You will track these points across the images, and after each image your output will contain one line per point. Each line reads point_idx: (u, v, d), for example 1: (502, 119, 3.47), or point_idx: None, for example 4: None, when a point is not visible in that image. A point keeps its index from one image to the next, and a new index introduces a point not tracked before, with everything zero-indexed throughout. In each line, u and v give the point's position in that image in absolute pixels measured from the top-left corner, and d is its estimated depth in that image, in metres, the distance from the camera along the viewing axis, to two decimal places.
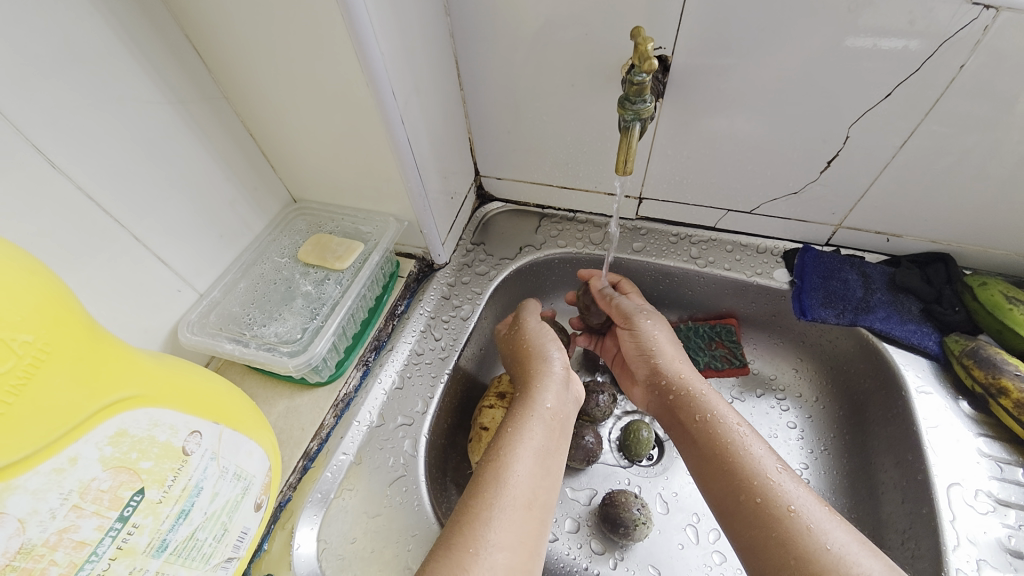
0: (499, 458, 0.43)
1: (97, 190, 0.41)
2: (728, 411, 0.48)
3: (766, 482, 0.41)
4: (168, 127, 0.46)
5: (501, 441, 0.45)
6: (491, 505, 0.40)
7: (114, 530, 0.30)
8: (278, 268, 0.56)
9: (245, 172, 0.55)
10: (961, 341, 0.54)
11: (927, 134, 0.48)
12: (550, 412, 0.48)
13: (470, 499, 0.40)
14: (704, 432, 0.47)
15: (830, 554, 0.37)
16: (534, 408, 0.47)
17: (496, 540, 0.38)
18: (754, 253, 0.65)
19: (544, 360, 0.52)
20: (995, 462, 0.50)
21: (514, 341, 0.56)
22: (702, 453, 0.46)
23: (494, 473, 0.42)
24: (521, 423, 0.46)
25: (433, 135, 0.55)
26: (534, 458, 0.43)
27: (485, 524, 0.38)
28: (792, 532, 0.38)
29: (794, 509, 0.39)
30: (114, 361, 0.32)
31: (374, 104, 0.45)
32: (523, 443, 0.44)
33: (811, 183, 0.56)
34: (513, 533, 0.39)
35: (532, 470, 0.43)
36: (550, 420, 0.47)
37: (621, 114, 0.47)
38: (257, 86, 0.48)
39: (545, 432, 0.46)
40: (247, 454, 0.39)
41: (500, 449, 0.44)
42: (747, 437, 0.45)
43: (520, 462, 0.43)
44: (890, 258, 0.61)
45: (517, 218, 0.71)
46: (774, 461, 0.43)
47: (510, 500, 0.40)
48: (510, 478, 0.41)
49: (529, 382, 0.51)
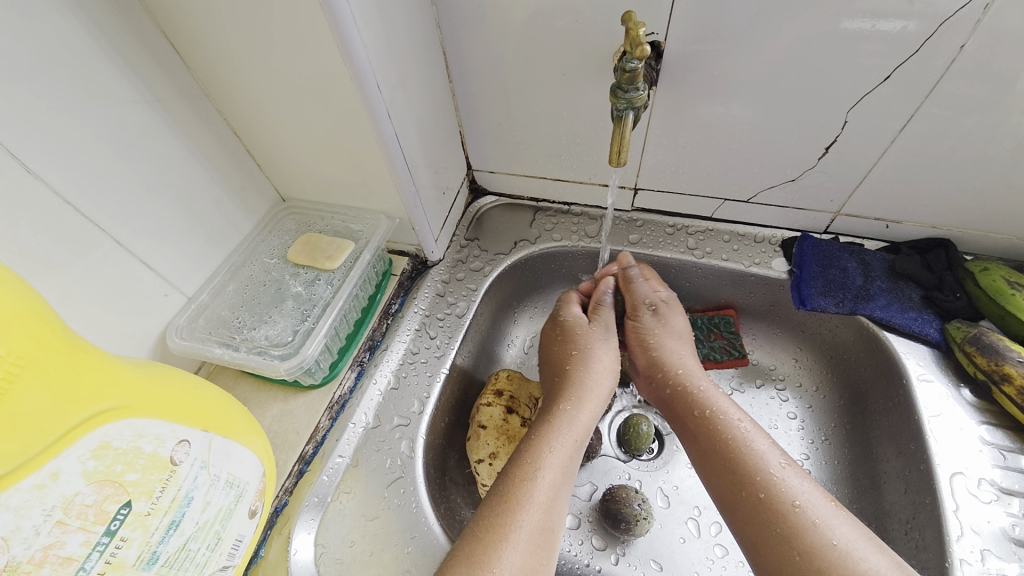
0: (530, 477, 0.42)
1: (75, 196, 0.40)
2: (731, 407, 0.47)
3: (769, 477, 0.41)
4: (149, 129, 0.45)
5: (532, 456, 0.44)
6: (517, 527, 0.39)
7: (101, 545, 0.30)
8: (267, 270, 0.55)
9: (231, 172, 0.54)
10: (962, 328, 0.53)
11: (927, 118, 0.47)
12: (583, 432, 0.47)
13: (495, 513, 0.40)
14: (707, 430, 0.46)
15: (836, 551, 0.36)
16: (572, 427, 0.47)
17: (516, 561, 0.37)
18: (751, 242, 0.64)
19: (588, 378, 0.51)
20: (997, 451, 0.49)
21: (568, 328, 0.56)
22: (702, 449, 0.46)
23: (524, 493, 0.41)
24: (554, 441, 0.45)
25: (422, 129, 0.54)
26: (559, 481, 0.43)
27: (510, 545, 0.38)
28: (797, 528, 0.38)
29: (798, 504, 0.39)
30: (93, 373, 0.31)
31: (360, 99, 0.44)
32: (552, 464, 0.43)
33: (809, 170, 0.55)
34: (531, 555, 0.38)
35: (556, 495, 0.42)
36: (578, 443, 0.46)
37: (614, 104, 0.45)
38: (238, 82, 0.47)
39: (573, 454, 0.45)
40: (239, 461, 0.38)
41: (531, 465, 0.43)
42: (750, 433, 0.44)
43: (547, 484, 0.42)
44: (889, 245, 0.60)
45: (511, 212, 0.70)
46: (778, 457, 0.43)
47: (533, 524, 0.40)
48: (537, 500, 0.41)
49: (568, 397, 0.49)
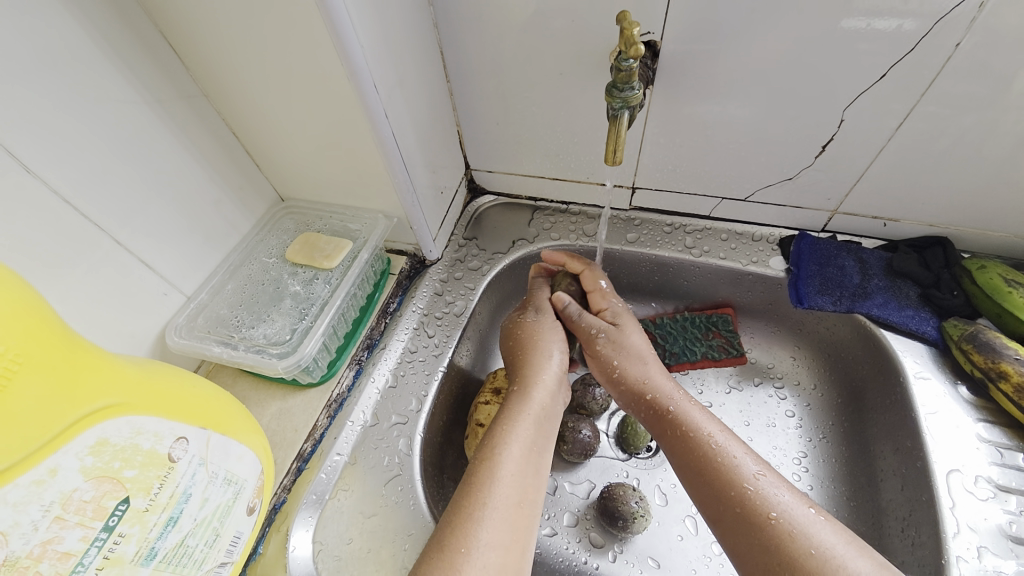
0: (491, 456, 0.42)
1: (74, 195, 0.40)
2: (704, 419, 0.47)
3: (746, 490, 0.41)
4: (148, 129, 0.45)
5: (494, 436, 0.44)
6: (485, 505, 0.39)
7: (100, 540, 0.30)
8: (265, 269, 0.56)
9: (230, 172, 0.54)
10: (959, 326, 0.53)
11: (923, 116, 0.47)
12: (541, 409, 0.48)
13: (463, 497, 0.40)
14: (681, 443, 0.46)
15: (814, 560, 0.36)
16: (527, 405, 0.47)
17: (487, 540, 0.38)
18: (749, 241, 0.64)
19: (546, 359, 0.52)
20: (994, 448, 0.49)
21: (518, 331, 0.55)
22: (677, 462, 0.46)
23: (488, 471, 0.41)
24: (513, 421, 0.45)
25: (419, 128, 0.54)
26: (522, 456, 0.43)
27: (477, 524, 0.38)
28: (776, 540, 0.38)
29: (775, 516, 0.39)
30: (92, 370, 0.31)
31: (357, 99, 0.44)
32: (515, 441, 0.44)
33: (807, 169, 0.55)
34: (502, 531, 0.39)
35: (521, 469, 0.42)
36: (537, 421, 0.47)
37: (610, 103, 0.45)
38: (236, 83, 0.47)
39: (533, 430, 0.46)
40: (237, 458, 0.39)
41: (493, 445, 0.43)
42: (725, 445, 0.44)
43: (512, 461, 0.42)
44: (887, 243, 0.60)
45: (509, 211, 0.70)
46: (754, 466, 0.43)
47: (503, 500, 0.40)
48: (503, 477, 0.41)
49: (524, 379, 0.50)
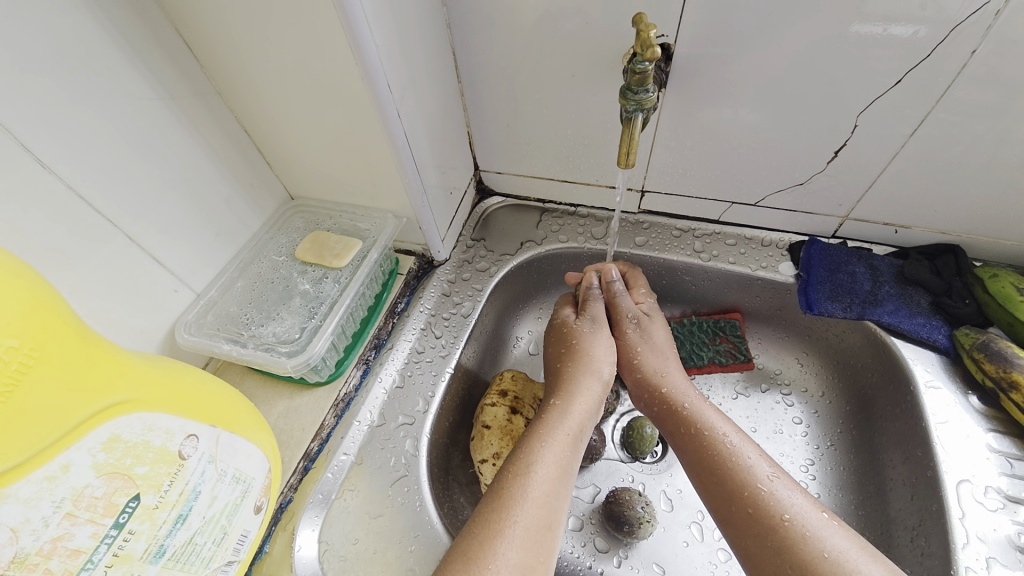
0: (524, 473, 0.42)
1: (89, 190, 0.40)
2: (719, 419, 0.47)
3: (758, 491, 0.41)
4: (161, 125, 0.45)
5: (527, 453, 0.44)
6: (513, 523, 0.39)
7: (109, 538, 0.30)
8: (275, 267, 0.56)
9: (241, 170, 0.54)
10: (971, 335, 0.53)
11: (937, 123, 0.47)
12: (578, 428, 0.47)
13: (490, 512, 0.40)
14: (694, 444, 0.46)
15: (828, 562, 0.36)
16: (564, 422, 0.47)
17: (514, 559, 0.37)
18: (758, 246, 0.64)
19: (585, 375, 0.51)
20: (1004, 458, 0.49)
21: (568, 337, 0.55)
22: (692, 464, 0.46)
23: (518, 489, 0.41)
24: (545, 436, 0.45)
25: (430, 128, 0.54)
26: (553, 475, 0.43)
27: (505, 541, 0.38)
28: (788, 542, 0.38)
29: (788, 518, 0.39)
30: (105, 366, 0.31)
31: (370, 98, 0.44)
32: (548, 459, 0.43)
33: (818, 175, 0.55)
34: (530, 551, 0.38)
35: (551, 487, 0.42)
36: (571, 438, 0.46)
37: (623, 105, 0.45)
38: (250, 80, 0.47)
39: (565, 447, 0.45)
40: (245, 456, 0.39)
41: (525, 462, 0.43)
42: (739, 446, 0.44)
43: (542, 479, 0.42)
44: (897, 250, 0.60)
45: (518, 213, 0.70)
46: (768, 469, 0.42)
47: (530, 519, 0.39)
48: (533, 496, 0.41)
49: (562, 394, 0.50)
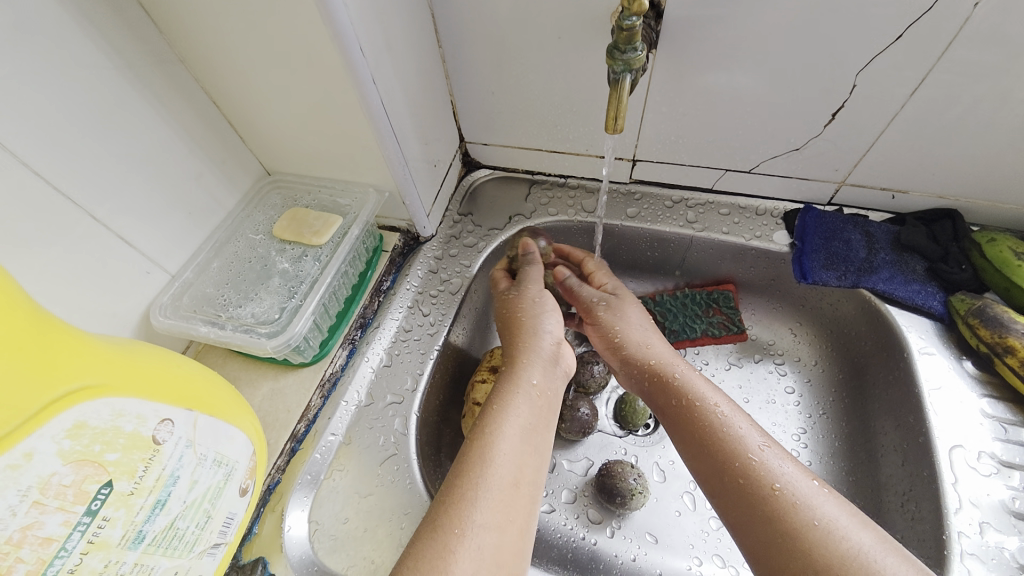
0: (487, 437, 0.41)
1: (46, 168, 0.38)
2: (709, 389, 0.46)
3: (749, 460, 0.40)
4: (121, 97, 0.43)
5: (489, 418, 0.43)
6: (478, 485, 0.38)
7: (83, 525, 0.29)
8: (252, 246, 0.54)
9: (212, 145, 0.52)
10: (966, 301, 0.52)
11: (939, 81, 0.45)
12: (540, 392, 0.46)
13: (455, 477, 0.39)
14: (683, 416, 0.45)
15: (817, 531, 0.35)
16: (527, 387, 0.46)
17: (482, 521, 0.36)
18: (752, 215, 0.62)
19: (537, 335, 0.50)
20: (998, 424, 0.49)
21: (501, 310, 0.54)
22: (684, 435, 0.45)
23: (480, 452, 0.40)
24: (508, 399, 0.44)
25: (410, 96, 0.51)
26: (520, 437, 0.42)
27: (472, 505, 0.37)
28: (778, 511, 0.37)
29: (778, 487, 0.38)
30: (67, 351, 0.30)
31: (343, 64, 0.42)
32: (512, 422, 0.42)
33: (815, 138, 0.53)
34: (497, 513, 0.37)
35: (518, 447, 0.41)
36: (537, 399, 0.45)
37: (610, 66, 0.42)
38: (213, 46, 0.44)
39: (531, 408, 0.44)
40: (226, 440, 0.38)
41: (487, 427, 0.42)
42: (730, 415, 0.44)
43: (507, 440, 0.41)
44: (894, 216, 0.59)
45: (506, 186, 0.68)
46: (758, 438, 0.42)
47: (496, 480, 0.39)
48: (498, 458, 0.40)
49: (517, 356, 0.49)
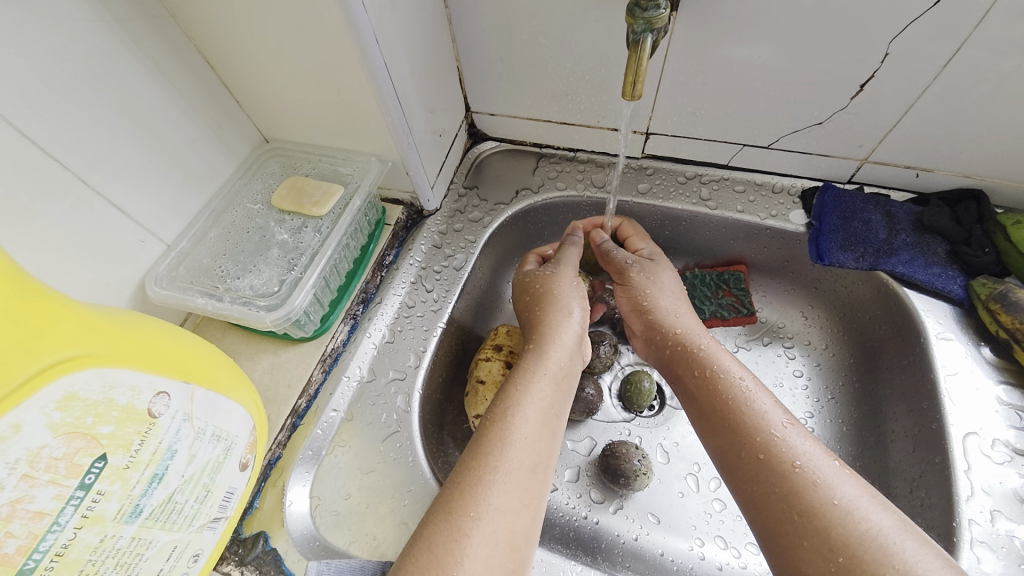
0: (502, 419, 0.40)
1: (30, 127, 0.36)
2: (733, 365, 0.45)
3: (770, 437, 0.40)
4: (106, 53, 0.40)
5: (505, 400, 0.42)
6: (494, 468, 0.37)
7: (76, 499, 0.28)
8: (250, 216, 0.52)
9: (207, 109, 0.49)
10: (988, 285, 0.50)
11: (978, 52, 0.42)
12: (558, 370, 0.45)
13: (471, 457, 0.38)
14: (706, 388, 0.45)
15: (837, 510, 0.35)
16: (545, 366, 0.45)
17: (497, 503, 0.36)
18: (768, 193, 0.60)
19: (557, 312, 0.49)
20: (1014, 411, 0.47)
21: (532, 285, 0.53)
22: (703, 411, 0.44)
23: (500, 434, 0.39)
24: (528, 381, 0.43)
25: (414, 59, 0.48)
26: (539, 418, 0.41)
27: (487, 487, 0.36)
28: (799, 488, 0.37)
29: (799, 465, 0.37)
30: (55, 319, 0.28)
31: (343, 19, 0.39)
32: (529, 403, 0.42)
33: (840, 112, 0.50)
34: (513, 495, 0.37)
35: (537, 430, 0.41)
36: (556, 379, 0.45)
37: (630, 25, 0.40)
38: (204, 0, 0.41)
39: (550, 389, 0.44)
40: (225, 414, 0.37)
41: (505, 408, 0.41)
42: (753, 392, 0.43)
43: (524, 422, 0.40)
44: (917, 196, 0.56)
45: (513, 158, 0.66)
46: (781, 416, 0.41)
47: (513, 462, 0.38)
48: (514, 439, 0.39)
49: (540, 335, 0.48)
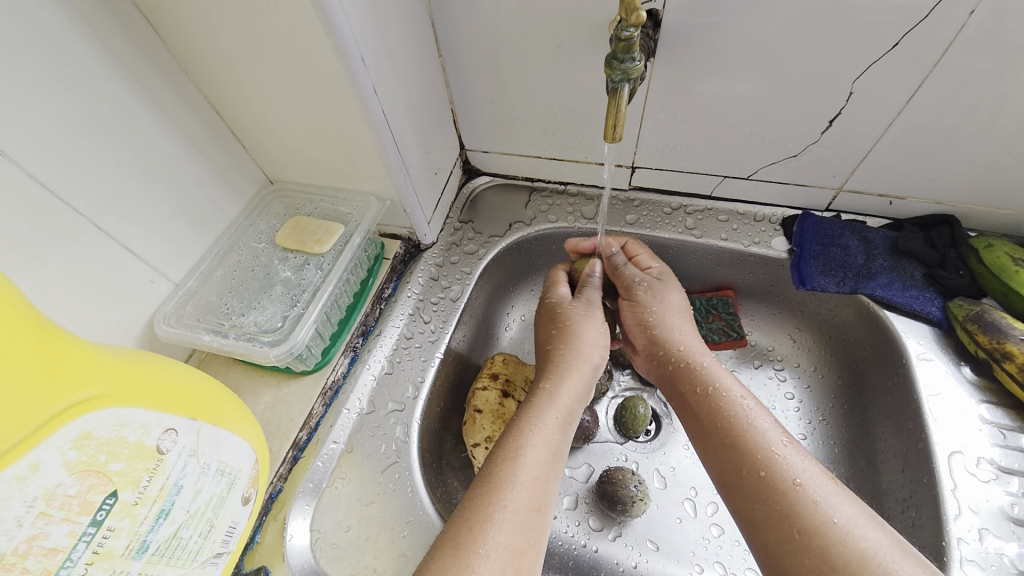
0: (513, 457, 0.41)
1: (51, 179, 0.39)
2: (733, 385, 0.47)
3: (770, 455, 0.41)
4: (124, 107, 0.43)
5: (516, 437, 0.43)
6: (501, 506, 0.39)
7: (88, 535, 0.29)
8: (255, 255, 0.54)
9: (216, 155, 0.52)
10: (964, 306, 0.52)
11: (932, 90, 0.46)
12: (566, 411, 0.46)
13: (478, 494, 0.40)
14: (707, 406, 0.46)
15: (836, 529, 0.36)
16: (553, 406, 0.46)
17: (503, 542, 0.37)
18: (751, 221, 0.62)
19: (569, 352, 0.51)
20: (997, 429, 0.49)
21: (560, 314, 0.54)
22: (705, 427, 0.46)
23: (508, 472, 0.40)
24: (536, 420, 0.45)
25: (411, 105, 0.52)
26: (546, 459, 0.42)
27: (495, 525, 0.37)
28: (798, 505, 0.38)
29: (799, 483, 0.39)
30: (72, 361, 0.30)
31: (343, 73, 0.42)
32: (537, 442, 0.43)
33: (812, 145, 0.54)
34: (517, 534, 0.38)
35: (542, 470, 0.42)
36: (563, 419, 0.46)
37: (609, 75, 0.43)
38: (216, 58, 0.45)
39: (558, 429, 0.45)
40: (229, 448, 0.38)
41: (515, 445, 0.42)
42: (752, 412, 0.44)
43: (532, 462, 0.42)
44: (892, 222, 0.59)
45: (506, 193, 0.69)
46: (780, 436, 0.42)
47: (520, 502, 0.39)
48: (522, 479, 0.40)
49: (551, 375, 0.49)
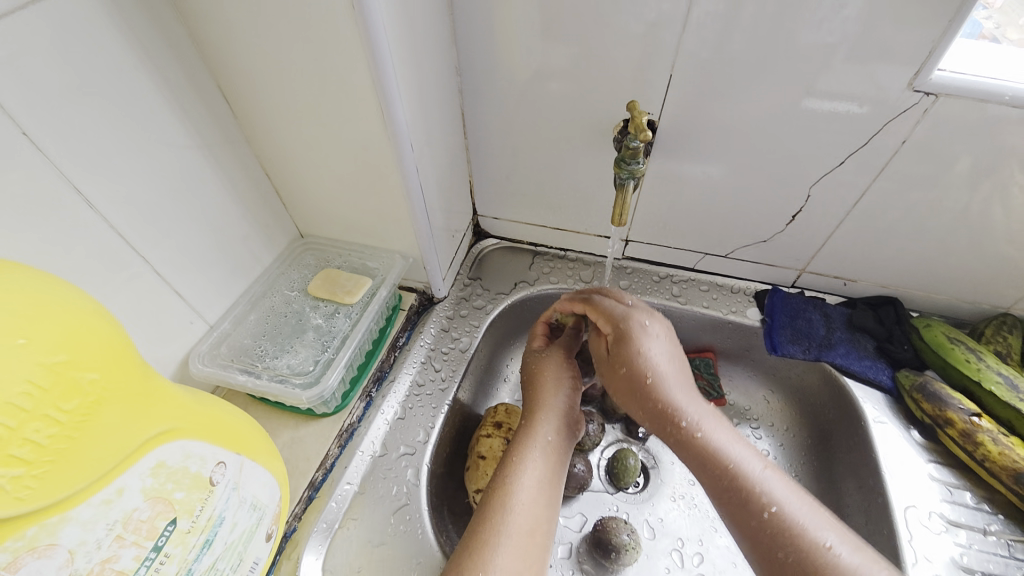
0: (504, 487, 0.46)
1: (128, 229, 0.43)
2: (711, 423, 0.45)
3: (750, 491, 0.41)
4: (195, 168, 0.49)
5: (507, 470, 0.47)
6: (499, 532, 0.43)
7: (149, 560, 0.32)
8: (288, 301, 0.59)
9: (261, 210, 0.58)
10: (910, 376, 0.60)
11: (874, 198, 0.56)
12: (550, 443, 0.50)
13: (480, 524, 0.44)
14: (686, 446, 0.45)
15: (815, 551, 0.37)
16: (536, 439, 0.50)
17: (502, 566, 0.41)
18: (728, 292, 0.71)
19: (547, 390, 0.53)
20: (944, 486, 0.56)
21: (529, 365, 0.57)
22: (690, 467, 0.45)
23: (500, 501, 0.45)
24: (523, 453, 0.48)
25: (441, 179, 0.59)
26: (536, 487, 0.46)
27: (493, 550, 0.42)
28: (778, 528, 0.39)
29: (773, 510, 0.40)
30: (157, 395, 0.33)
31: (393, 155, 0.49)
32: (525, 472, 0.47)
33: (779, 233, 0.63)
34: (518, 559, 0.42)
35: (535, 497, 0.46)
36: (549, 451, 0.50)
37: (617, 174, 0.52)
38: (281, 132, 0.51)
39: (544, 460, 0.49)
40: (262, 484, 0.41)
41: (505, 477, 0.47)
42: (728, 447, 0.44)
43: (524, 490, 0.46)
44: (847, 300, 0.68)
45: (512, 254, 0.76)
46: (757, 462, 0.43)
47: (516, 527, 0.43)
48: (516, 506, 0.45)
49: (533, 412, 0.52)
